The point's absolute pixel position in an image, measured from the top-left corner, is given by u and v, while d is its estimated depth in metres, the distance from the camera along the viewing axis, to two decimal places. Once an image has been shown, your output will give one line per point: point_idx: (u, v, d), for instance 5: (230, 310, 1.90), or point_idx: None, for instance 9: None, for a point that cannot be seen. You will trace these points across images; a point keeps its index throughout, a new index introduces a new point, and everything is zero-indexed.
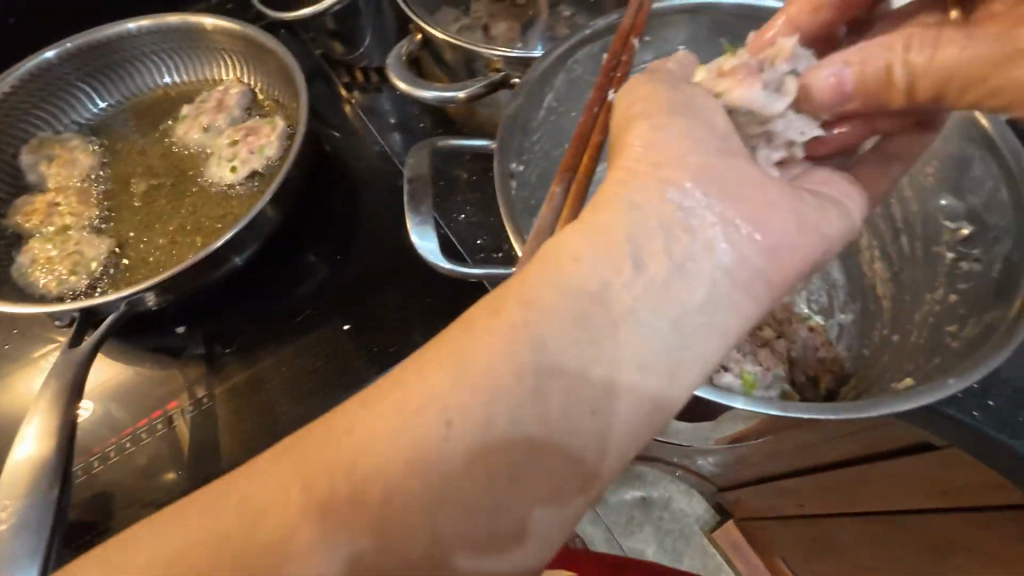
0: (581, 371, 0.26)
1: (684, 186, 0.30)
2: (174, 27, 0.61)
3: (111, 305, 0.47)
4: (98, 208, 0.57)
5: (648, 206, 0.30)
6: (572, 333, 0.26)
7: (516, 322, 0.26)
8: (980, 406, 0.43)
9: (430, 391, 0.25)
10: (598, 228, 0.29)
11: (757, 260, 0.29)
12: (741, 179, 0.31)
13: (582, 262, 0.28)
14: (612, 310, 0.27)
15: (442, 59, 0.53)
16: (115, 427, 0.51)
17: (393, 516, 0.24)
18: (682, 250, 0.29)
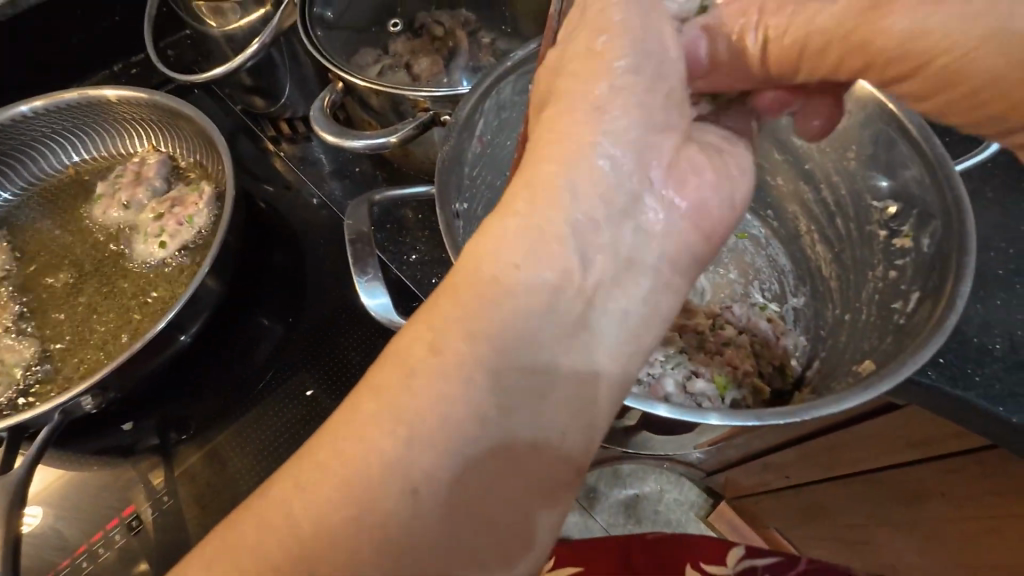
0: (543, 381, 0.23)
1: (612, 153, 0.27)
2: (73, 103, 0.57)
3: (44, 418, 0.43)
4: (15, 307, 0.52)
5: (581, 184, 0.26)
6: (524, 343, 0.24)
7: (457, 338, 0.23)
8: (933, 366, 0.46)
9: (377, 435, 0.22)
10: (527, 215, 0.25)
11: (689, 230, 0.28)
12: (667, 134, 0.28)
13: (519, 264, 0.24)
14: (566, 309, 0.24)
15: (367, 106, 0.52)
16: (68, 545, 0.46)
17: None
18: (622, 232, 0.26)
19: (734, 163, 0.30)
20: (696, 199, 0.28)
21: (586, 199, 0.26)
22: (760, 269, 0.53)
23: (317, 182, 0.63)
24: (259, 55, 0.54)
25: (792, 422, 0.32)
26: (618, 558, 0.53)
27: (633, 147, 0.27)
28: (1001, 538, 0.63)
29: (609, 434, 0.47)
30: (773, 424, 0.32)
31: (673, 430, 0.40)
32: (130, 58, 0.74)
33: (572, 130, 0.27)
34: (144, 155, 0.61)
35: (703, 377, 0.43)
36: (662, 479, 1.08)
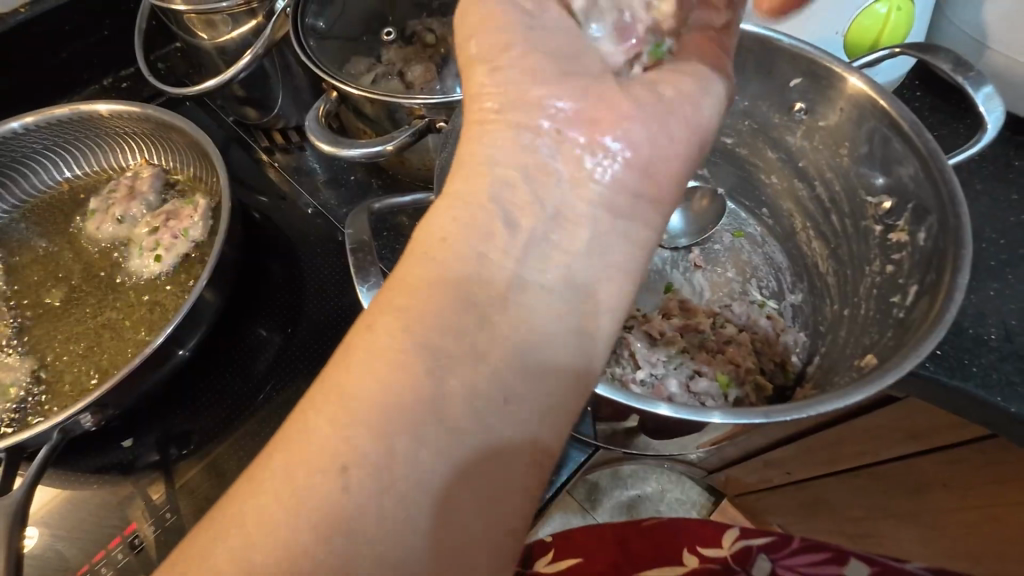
0: (487, 334, 0.26)
1: (538, 134, 0.30)
2: (64, 119, 0.56)
3: (42, 437, 0.42)
4: (9, 325, 0.52)
5: (505, 166, 0.30)
6: (466, 305, 0.26)
7: (401, 309, 0.26)
8: (932, 357, 0.46)
9: (341, 398, 0.24)
10: (459, 198, 0.29)
11: (627, 177, 0.30)
12: (590, 98, 0.31)
13: (450, 240, 0.28)
14: (502, 271, 0.27)
15: (361, 113, 0.52)
16: (69, 566, 0.46)
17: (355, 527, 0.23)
18: (552, 198, 0.29)
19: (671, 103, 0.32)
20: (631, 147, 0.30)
21: (511, 175, 0.29)
22: (757, 266, 0.53)
23: (312, 191, 0.63)
24: (251, 66, 0.54)
25: (793, 418, 0.32)
26: (612, 542, 0.52)
27: (556, 120, 0.30)
28: (1002, 526, 0.64)
29: (614, 437, 0.47)
30: (779, 420, 0.32)
31: (679, 430, 0.40)
32: (119, 72, 0.73)
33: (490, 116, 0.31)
34: (137, 169, 0.61)
35: (707, 375, 0.44)
36: (665, 478, 1.08)
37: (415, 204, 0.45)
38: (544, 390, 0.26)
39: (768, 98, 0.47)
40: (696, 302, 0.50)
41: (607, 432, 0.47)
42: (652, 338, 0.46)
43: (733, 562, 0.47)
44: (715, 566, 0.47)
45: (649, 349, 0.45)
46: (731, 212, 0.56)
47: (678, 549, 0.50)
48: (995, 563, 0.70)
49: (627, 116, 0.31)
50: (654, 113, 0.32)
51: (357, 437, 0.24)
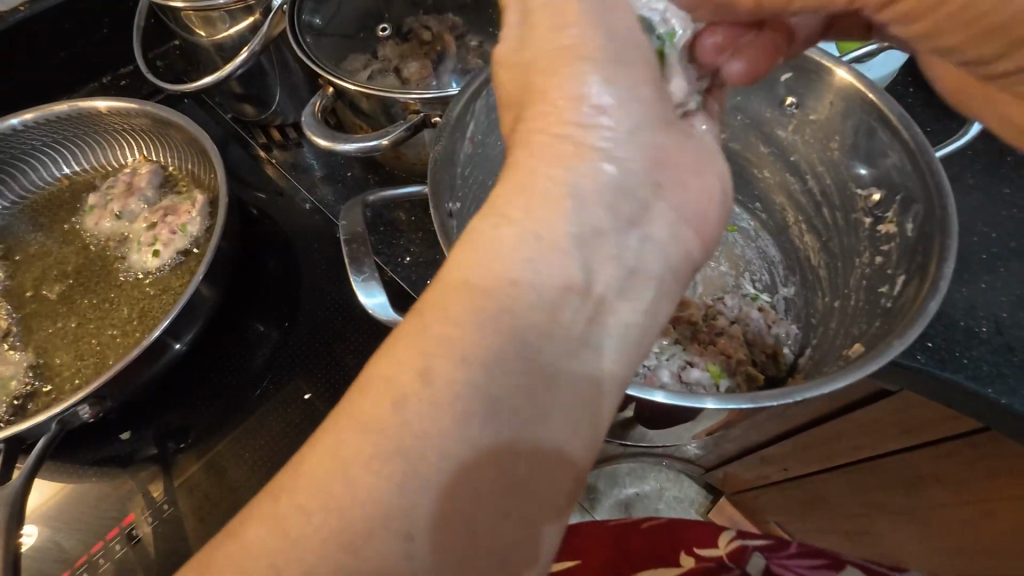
0: (548, 406, 0.23)
1: (610, 165, 0.27)
2: (62, 116, 0.57)
3: (41, 428, 0.43)
4: (8, 319, 0.52)
5: (576, 195, 0.26)
6: (529, 367, 0.23)
7: (457, 362, 0.22)
8: (922, 350, 0.47)
9: (381, 458, 0.21)
10: (525, 225, 0.25)
11: (682, 234, 0.28)
12: (658, 138, 0.29)
13: (518, 279, 0.24)
14: (572, 328, 0.24)
15: (357, 109, 0.52)
16: (67, 557, 0.46)
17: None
18: (622, 244, 0.26)
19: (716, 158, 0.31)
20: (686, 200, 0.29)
21: (586, 212, 0.26)
22: (750, 260, 0.54)
23: (309, 188, 0.64)
24: (249, 62, 0.55)
25: (780, 404, 0.32)
26: (608, 539, 0.52)
27: (622, 151, 0.27)
28: (996, 520, 0.64)
29: (607, 428, 0.48)
30: (768, 406, 0.33)
31: (671, 419, 0.41)
32: (118, 69, 0.74)
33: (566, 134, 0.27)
34: (135, 165, 0.61)
35: (699, 366, 0.44)
36: (663, 477, 1.10)
37: (410, 197, 0.46)
38: (581, 474, 0.25)
39: (759, 93, 0.48)
40: (688, 295, 0.51)
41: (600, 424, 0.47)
42: None
43: (726, 560, 0.46)
44: (710, 565, 0.46)
45: None
46: None
47: (673, 547, 0.49)
48: (989, 558, 0.70)
49: (687, 178, 0.30)
50: (705, 170, 0.31)
51: (399, 514, 0.21)
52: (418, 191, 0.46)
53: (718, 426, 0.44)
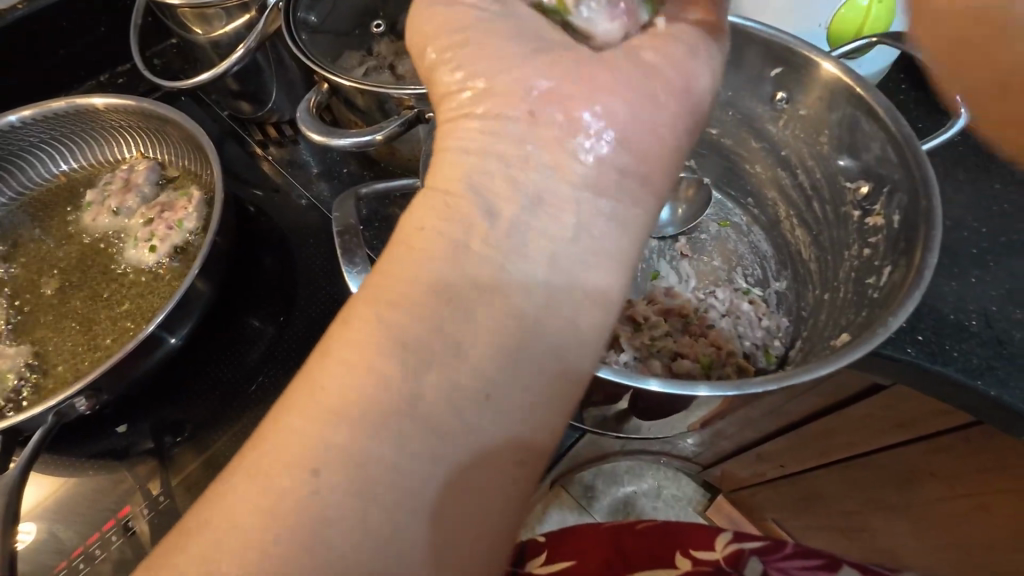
0: (464, 324, 0.27)
1: (514, 117, 0.31)
2: (60, 113, 0.57)
3: (37, 420, 0.43)
4: (5, 314, 0.53)
5: (477, 154, 0.31)
6: (443, 295, 0.28)
7: (377, 298, 0.28)
8: (913, 343, 0.47)
9: (325, 377, 0.26)
10: (440, 191, 0.30)
11: (606, 155, 0.30)
12: (567, 71, 0.31)
13: (429, 232, 0.29)
14: (484, 259, 0.28)
15: (351, 105, 0.52)
16: (63, 549, 0.46)
17: (344, 502, 0.24)
18: (529, 180, 0.30)
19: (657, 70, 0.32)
20: (609, 118, 0.30)
21: (489, 164, 0.30)
22: (743, 255, 0.54)
23: (305, 185, 0.64)
24: (244, 59, 0.56)
25: (766, 391, 0.34)
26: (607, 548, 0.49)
27: (526, 99, 0.31)
28: (989, 513, 0.64)
29: (600, 422, 0.48)
30: (752, 393, 0.34)
31: (663, 409, 0.42)
32: (115, 68, 0.74)
33: (466, 101, 0.32)
34: (132, 162, 0.62)
35: (689, 358, 0.45)
36: (661, 476, 1.12)
37: (403, 191, 0.47)
38: (519, 380, 0.27)
39: (750, 88, 0.48)
40: (681, 289, 0.51)
41: (592, 417, 0.47)
42: (636, 323, 0.47)
43: (725, 564, 0.44)
44: (706, 568, 0.44)
45: (634, 334, 0.46)
46: (717, 202, 0.57)
47: (671, 549, 0.47)
48: (984, 553, 0.70)
49: (618, 97, 0.31)
50: (642, 87, 0.31)
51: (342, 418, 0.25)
52: (410, 186, 0.46)
53: (710, 416, 0.45)
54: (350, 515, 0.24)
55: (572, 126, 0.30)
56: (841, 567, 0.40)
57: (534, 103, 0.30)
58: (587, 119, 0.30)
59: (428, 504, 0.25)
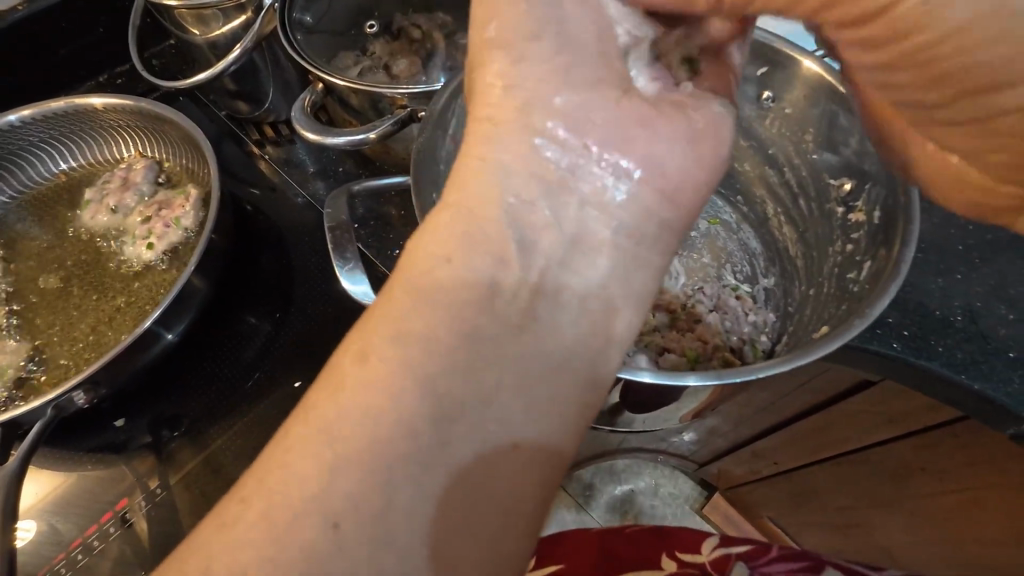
0: (499, 361, 0.27)
1: (560, 147, 0.31)
2: (60, 112, 0.58)
3: (37, 413, 0.44)
4: (5, 310, 0.53)
5: (512, 178, 0.30)
6: (476, 329, 0.27)
7: (402, 325, 0.27)
8: (898, 337, 0.48)
9: (352, 410, 0.25)
10: (467, 212, 0.29)
11: (646, 197, 0.31)
12: (618, 109, 0.32)
13: (456, 259, 0.28)
14: (518, 292, 0.28)
15: (346, 104, 0.53)
16: (63, 539, 0.47)
17: (373, 542, 0.24)
18: (566, 216, 0.30)
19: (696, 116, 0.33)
20: (651, 163, 0.31)
21: (526, 192, 0.30)
22: (732, 252, 0.55)
23: (301, 184, 0.65)
24: (241, 60, 0.57)
25: (745, 380, 0.35)
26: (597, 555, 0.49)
27: (574, 128, 0.31)
28: (978, 508, 0.65)
29: (590, 416, 0.49)
30: (733, 381, 0.36)
31: (649, 400, 0.43)
32: (115, 68, 0.75)
33: (502, 118, 0.31)
34: (131, 161, 0.63)
35: (675, 351, 0.46)
36: (657, 473, 1.13)
37: (395, 188, 0.47)
38: (548, 422, 0.27)
39: (736, 87, 0.49)
40: (670, 285, 0.52)
41: (581, 411, 0.48)
42: None
43: (710, 567, 0.45)
44: (692, 570, 0.45)
45: None
46: (707, 199, 0.58)
47: (657, 550, 0.48)
48: (974, 547, 0.71)
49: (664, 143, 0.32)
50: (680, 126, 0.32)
51: (374, 455, 0.25)
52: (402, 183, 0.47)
53: (697, 408, 0.45)
54: (374, 554, 0.24)
55: (615, 167, 0.31)
56: (824, 569, 0.41)
57: (582, 134, 0.31)
58: (631, 164, 0.31)
59: (457, 544, 0.25)
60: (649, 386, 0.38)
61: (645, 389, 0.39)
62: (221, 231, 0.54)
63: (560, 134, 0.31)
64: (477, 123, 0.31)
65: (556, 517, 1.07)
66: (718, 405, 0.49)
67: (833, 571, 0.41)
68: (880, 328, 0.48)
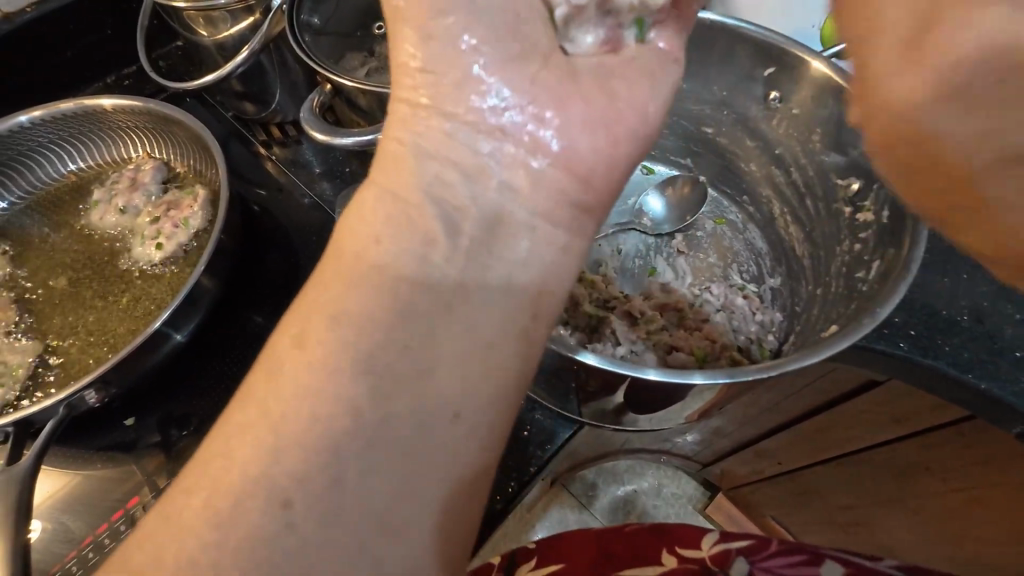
0: (427, 334, 0.28)
1: (477, 133, 0.32)
2: (69, 113, 0.58)
3: (48, 412, 0.44)
4: (15, 310, 0.54)
5: (434, 163, 0.32)
6: (402, 304, 0.28)
7: (332, 298, 0.28)
8: (905, 337, 0.48)
9: (287, 378, 0.27)
10: (392, 193, 0.31)
11: (563, 178, 0.33)
12: (531, 91, 0.33)
13: (386, 239, 0.29)
14: (446, 270, 0.29)
15: (355, 105, 0.54)
16: (74, 537, 0.48)
17: (313, 497, 0.26)
18: (487, 196, 0.31)
19: (617, 94, 0.35)
20: (568, 143, 0.33)
21: (446, 175, 0.31)
22: (738, 252, 0.55)
23: (308, 184, 0.65)
24: (249, 61, 0.57)
25: (752, 378, 0.36)
26: (597, 553, 0.49)
27: (489, 112, 0.32)
28: (985, 507, 0.65)
29: (597, 415, 0.49)
30: (743, 380, 0.36)
31: (658, 399, 0.43)
32: (122, 70, 0.75)
33: (421, 103, 0.33)
34: (139, 162, 0.63)
35: (683, 350, 0.46)
36: (659, 473, 1.13)
37: None
38: (483, 398, 0.29)
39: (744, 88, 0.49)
40: (677, 284, 0.52)
41: (589, 410, 0.48)
42: (633, 318, 0.48)
43: (710, 563, 0.45)
44: (693, 566, 0.46)
45: (631, 328, 0.47)
46: (713, 200, 0.58)
47: (658, 548, 0.48)
48: (979, 546, 0.71)
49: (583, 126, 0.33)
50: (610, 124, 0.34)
51: (308, 416, 0.27)
52: None
53: (706, 407, 0.46)
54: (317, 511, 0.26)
55: (536, 145, 0.33)
56: (824, 562, 0.42)
57: (501, 116, 0.32)
58: (550, 139, 0.33)
59: (397, 503, 0.27)
60: (659, 384, 0.38)
61: (654, 387, 0.39)
62: (230, 231, 0.54)
63: (480, 118, 0.32)
64: (397, 112, 0.33)
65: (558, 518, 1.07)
66: (726, 404, 0.49)
67: (833, 563, 0.42)
68: (888, 327, 0.48)
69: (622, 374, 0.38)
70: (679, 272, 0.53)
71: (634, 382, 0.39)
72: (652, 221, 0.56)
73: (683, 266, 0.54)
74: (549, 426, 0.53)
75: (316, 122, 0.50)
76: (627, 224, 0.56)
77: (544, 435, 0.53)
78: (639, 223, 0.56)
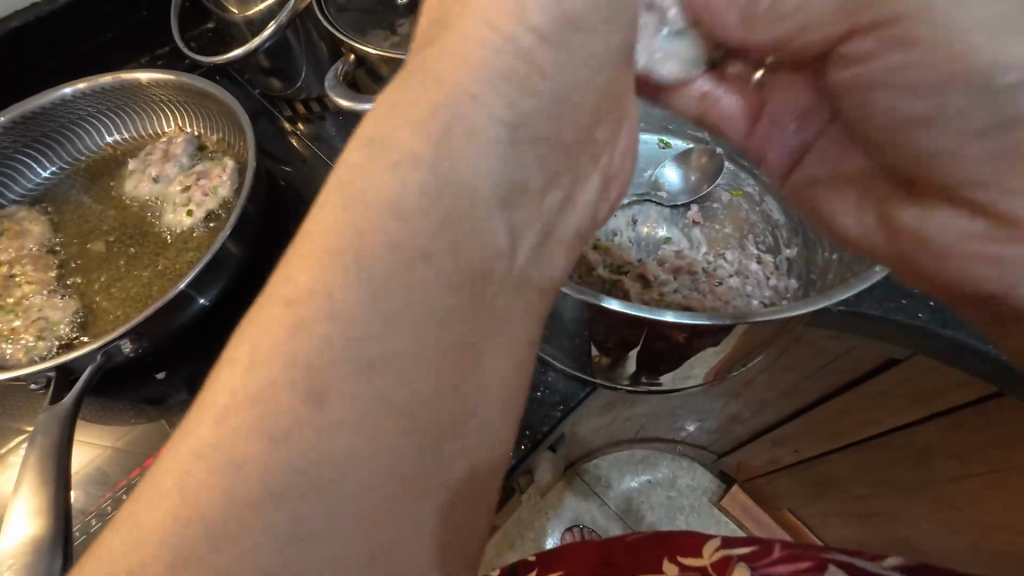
0: (462, 363, 0.25)
1: (502, 77, 0.27)
2: (109, 87, 0.61)
3: (87, 359, 0.46)
4: (55, 273, 0.57)
5: (432, 113, 0.26)
6: (421, 313, 0.24)
7: (322, 321, 0.22)
8: (924, 308, 0.49)
9: (239, 438, 0.21)
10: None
11: (592, 177, 0.33)
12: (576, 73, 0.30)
13: (384, 224, 0.23)
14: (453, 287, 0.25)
15: (379, 78, 0.56)
16: (109, 480, 0.50)
17: (320, 538, 0.21)
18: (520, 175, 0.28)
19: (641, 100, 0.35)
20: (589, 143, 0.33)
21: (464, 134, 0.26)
22: (754, 224, 0.56)
23: (332, 157, 0.67)
24: (276, 37, 0.59)
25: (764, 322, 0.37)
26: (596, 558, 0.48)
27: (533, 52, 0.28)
28: (1009, 492, 0.64)
29: (604, 378, 0.50)
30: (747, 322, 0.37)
31: (672, 353, 0.43)
32: (156, 50, 0.79)
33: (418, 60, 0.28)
34: (171, 135, 0.65)
35: (697, 308, 0.47)
36: (672, 463, 1.13)
37: None
38: (493, 429, 0.27)
39: None
40: (690, 252, 0.53)
41: (602, 372, 0.49)
42: (646, 281, 0.49)
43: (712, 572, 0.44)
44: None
45: (644, 290, 0.49)
46: (730, 171, 0.59)
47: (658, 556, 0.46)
48: (1003, 534, 0.70)
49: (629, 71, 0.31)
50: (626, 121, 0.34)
51: (333, 391, 0.22)
52: None
53: (719, 364, 0.46)
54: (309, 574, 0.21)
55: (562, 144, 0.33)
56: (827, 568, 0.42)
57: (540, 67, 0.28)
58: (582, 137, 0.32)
59: None
60: (677, 332, 0.39)
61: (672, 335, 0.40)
62: (258, 197, 0.57)
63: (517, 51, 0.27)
64: (425, 36, 0.29)
65: (573, 503, 1.08)
66: (737, 363, 0.49)
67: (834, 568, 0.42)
68: (905, 298, 0.49)
69: (639, 325, 0.39)
70: (692, 242, 0.54)
71: (656, 331, 0.40)
72: (668, 192, 0.57)
73: (696, 236, 0.55)
74: (564, 388, 0.53)
75: (343, 89, 0.51)
76: (644, 195, 0.57)
77: (558, 396, 0.53)
78: (656, 195, 0.57)
